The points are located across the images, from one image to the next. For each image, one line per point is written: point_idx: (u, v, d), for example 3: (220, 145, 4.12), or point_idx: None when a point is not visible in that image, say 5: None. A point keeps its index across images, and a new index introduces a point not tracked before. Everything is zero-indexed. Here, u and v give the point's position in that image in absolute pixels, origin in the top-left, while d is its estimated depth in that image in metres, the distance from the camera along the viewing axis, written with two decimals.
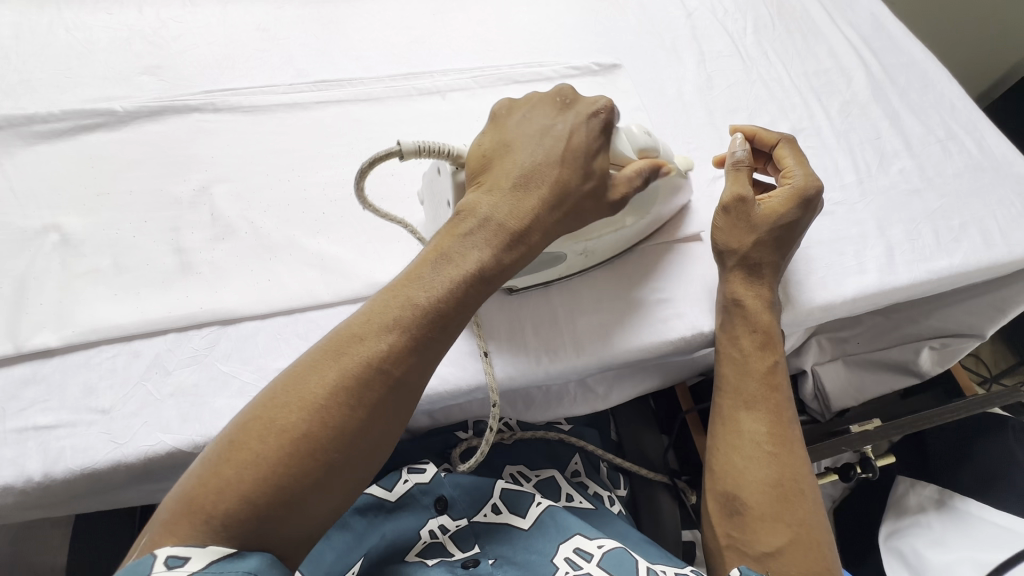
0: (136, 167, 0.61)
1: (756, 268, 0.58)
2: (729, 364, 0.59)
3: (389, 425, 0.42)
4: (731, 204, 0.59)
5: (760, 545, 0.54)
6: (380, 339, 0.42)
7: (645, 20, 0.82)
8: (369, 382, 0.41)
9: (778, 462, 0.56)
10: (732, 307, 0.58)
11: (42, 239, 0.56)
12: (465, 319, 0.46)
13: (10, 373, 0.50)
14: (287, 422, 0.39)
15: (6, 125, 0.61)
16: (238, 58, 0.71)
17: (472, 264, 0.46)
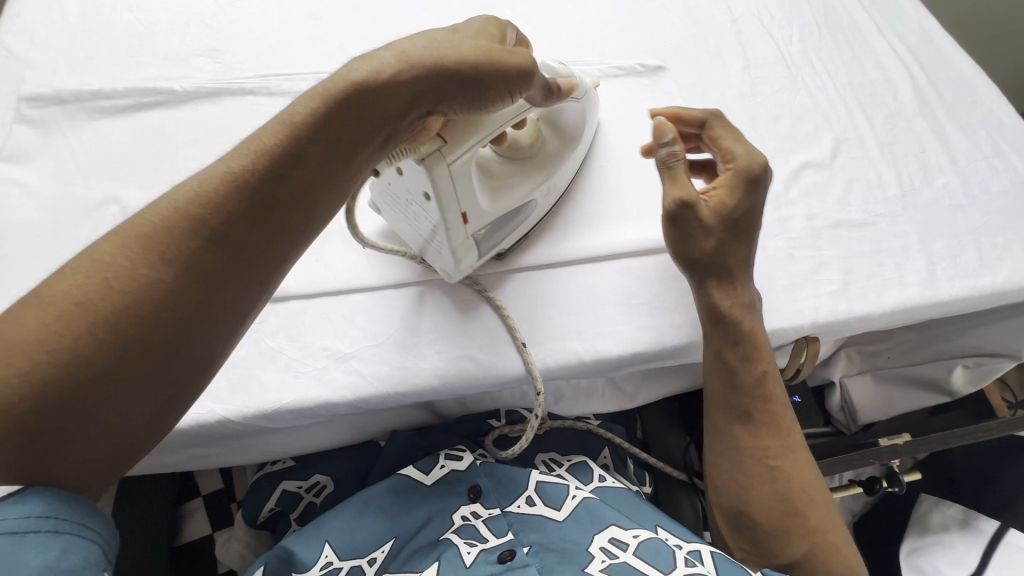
0: (192, 146, 0.63)
1: (732, 268, 0.57)
2: (715, 381, 0.58)
3: (212, 292, 0.39)
4: (674, 209, 0.55)
5: (779, 556, 0.55)
6: (191, 208, 0.39)
7: (690, 23, 0.82)
8: (177, 248, 0.38)
9: (778, 470, 0.56)
10: (716, 317, 0.56)
11: (103, 210, 0.58)
12: (307, 183, 0.42)
13: None
14: (67, 291, 0.36)
15: (74, 100, 0.63)
16: (292, 44, 0.72)
17: (307, 121, 0.42)
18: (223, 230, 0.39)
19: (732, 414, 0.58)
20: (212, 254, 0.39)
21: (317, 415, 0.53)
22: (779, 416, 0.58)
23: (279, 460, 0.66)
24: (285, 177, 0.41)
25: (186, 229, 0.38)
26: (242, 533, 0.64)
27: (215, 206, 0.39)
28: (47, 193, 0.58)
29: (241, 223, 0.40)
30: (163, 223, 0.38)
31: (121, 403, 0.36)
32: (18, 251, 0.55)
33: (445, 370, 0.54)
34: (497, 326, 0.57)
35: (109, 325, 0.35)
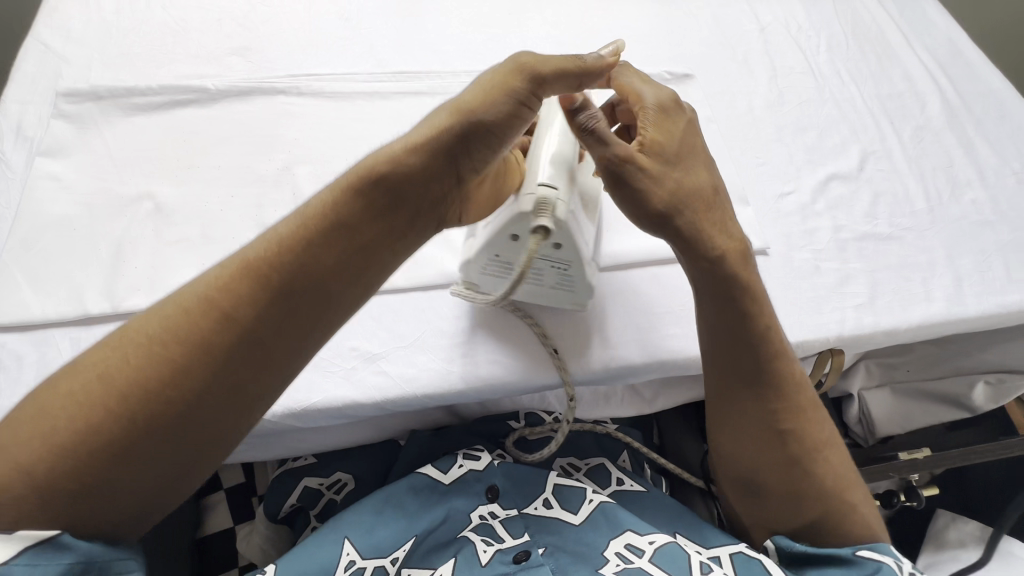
0: (224, 145, 0.64)
1: (712, 211, 0.52)
2: (715, 349, 0.54)
3: (217, 381, 0.40)
4: (614, 166, 0.47)
5: (791, 520, 0.54)
6: (216, 294, 0.41)
7: (717, 32, 0.82)
8: (197, 330, 0.40)
9: (789, 435, 0.54)
10: (714, 270, 0.52)
11: (138, 206, 0.59)
12: (323, 266, 0.43)
13: (104, 331, 0.53)
14: (101, 367, 0.38)
15: (109, 96, 0.64)
16: (322, 45, 0.73)
17: (329, 210, 0.44)
18: (241, 316, 0.40)
19: (735, 381, 0.54)
20: (229, 337, 0.40)
21: (345, 416, 0.53)
22: (786, 378, 0.54)
23: (300, 456, 0.66)
24: (305, 265, 0.42)
25: (204, 313, 0.40)
26: (262, 527, 0.65)
27: (236, 295, 0.41)
28: (82, 188, 0.59)
29: (253, 307, 0.41)
30: (190, 307, 0.40)
31: (135, 481, 0.38)
32: (54, 245, 0.56)
33: (476, 375, 0.55)
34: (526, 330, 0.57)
35: (122, 409, 0.37)
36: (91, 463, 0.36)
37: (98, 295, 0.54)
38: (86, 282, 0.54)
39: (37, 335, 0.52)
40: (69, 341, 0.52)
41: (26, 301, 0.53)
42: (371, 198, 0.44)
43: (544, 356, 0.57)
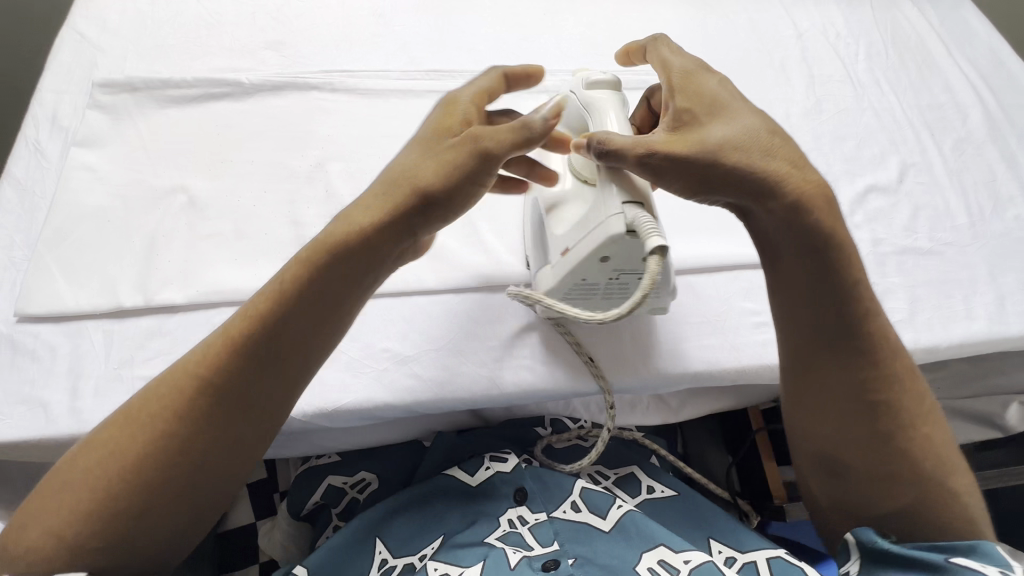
0: (257, 140, 0.63)
1: (779, 153, 0.45)
2: (786, 311, 0.50)
3: (216, 443, 0.42)
4: (647, 156, 0.43)
5: (877, 505, 0.48)
6: (199, 362, 0.43)
7: (754, 37, 0.80)
8: (184, 399, 0.42)
9: (880, 407, 0.48)
10: (788, 222, 0.45)
11: (171, 199, 0.59)
12: (294, 332, 0.44)
13: (137, 324, 0.53)
14: (110, 436, 0.42)
15: (144, 88, 0.64)
16: (356, 41, 0.72)
17: (293, 273, 0.43)
18: (222, 383, 0.42)
19: (813, 346, 0.49)
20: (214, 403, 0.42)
21: (376, 417, 0.53)
22: (878, 342, 0.48)
23: (325, 454, 0.66)
24: (277, 331, 0.43)
25: (188, 383, 0.42)
26: (284, 525, 0.65)
27: (213, 365, 0.42)
28: (117, 179, 0.59)
29: (235, 374, 0.43)
30: (177, 378, 0.42)
31: (148, 533, 0.41)
32: (88, 237, 0.56)
33: (508, 383, 0.54)
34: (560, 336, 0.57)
35: (137, 480, 0.40)
36: (106, 520, 0.40)
37: (131, 288, 0.54)
38: (121, 274, 0.54)
39: (71, 327, 0.52)
40: (102, 334, 0.52)
41: (60, 292, 0.53)
42: (329, 267, 0.43)
43: (577, 365, 0.56)
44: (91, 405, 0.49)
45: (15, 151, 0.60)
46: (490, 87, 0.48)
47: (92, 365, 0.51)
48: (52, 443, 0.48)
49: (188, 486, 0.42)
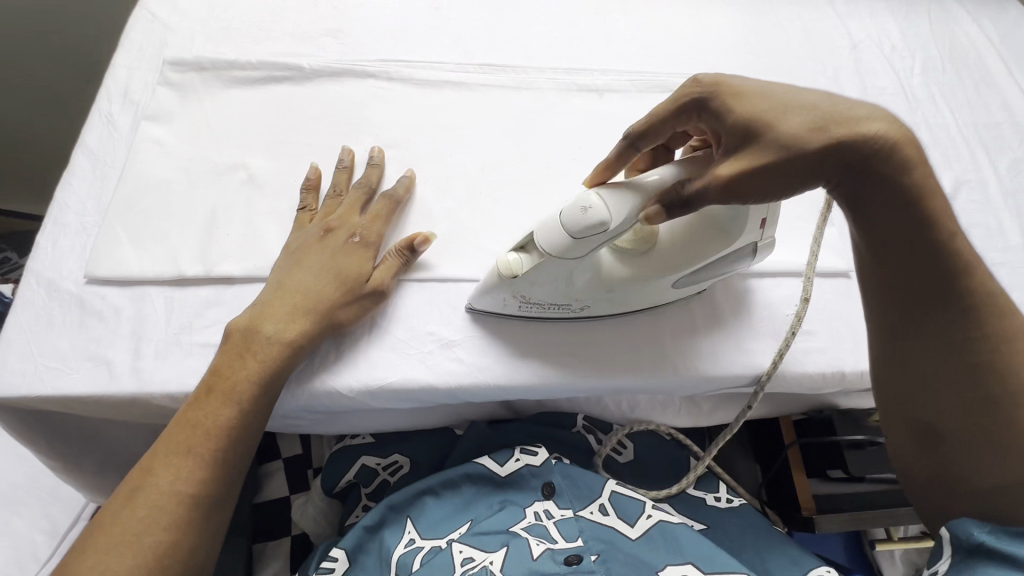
0: (314, 123, 0.65)
1: (858, 112, 0.42)
2: (881, 278, 0.48)
3: (206, 538, 0.47)
4: (730, 178, 0.41)
5: (986, 476, 0.46)
6: (175, 468, 0.46)
7: (807, 46, 0.80)
8: (168, 502, 0.45)
9: (983, 370, 0.46)
10: (880, 177, 0.42)
11: (231, 175, 0.61)
12: (262, 421, 0.50)
13: (197, 293, 0.55)
14: (95, 556, 0.42)
15: (211, 68, 0.66)
16: (412, 32, 0.74)
17: (250, 377, 0.49)
18: (206, 481, 0.47)
19: (910, 310, 0.47)
20: (200, 498, 0.46)
21: (419, 399, 0.54)
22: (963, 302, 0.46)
23: (359, 434, 0.66)
24: (246, 430, 0.49)
25: (172, 498, 0.45)
26: (318, 500, 0.67)
27: (195, 477, 0.46)
28: (182, 153, 0.62)
29: (214, 471, 0.47)
30: (157, 486, 0.45)
31: None
32: (153, 207, 0.58)
33: (549, 373, 0.55)
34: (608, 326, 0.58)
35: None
36: None
37: (193, 258, 0.56)
38: (183, 244, 0.56)
39: (135, 291, 0.55)
40: (164, 299, 0.54)
41: (125, 257, 0.55)
42: (280, 373, 0.50)
43: (617, 360, 0.57)
44: (153, 365, 0.51)
45: (90, 122, 0.63)
46: (382, 226, 0.57)
47: (154, 329, 0.53)
48: (115, 400, 0.50)
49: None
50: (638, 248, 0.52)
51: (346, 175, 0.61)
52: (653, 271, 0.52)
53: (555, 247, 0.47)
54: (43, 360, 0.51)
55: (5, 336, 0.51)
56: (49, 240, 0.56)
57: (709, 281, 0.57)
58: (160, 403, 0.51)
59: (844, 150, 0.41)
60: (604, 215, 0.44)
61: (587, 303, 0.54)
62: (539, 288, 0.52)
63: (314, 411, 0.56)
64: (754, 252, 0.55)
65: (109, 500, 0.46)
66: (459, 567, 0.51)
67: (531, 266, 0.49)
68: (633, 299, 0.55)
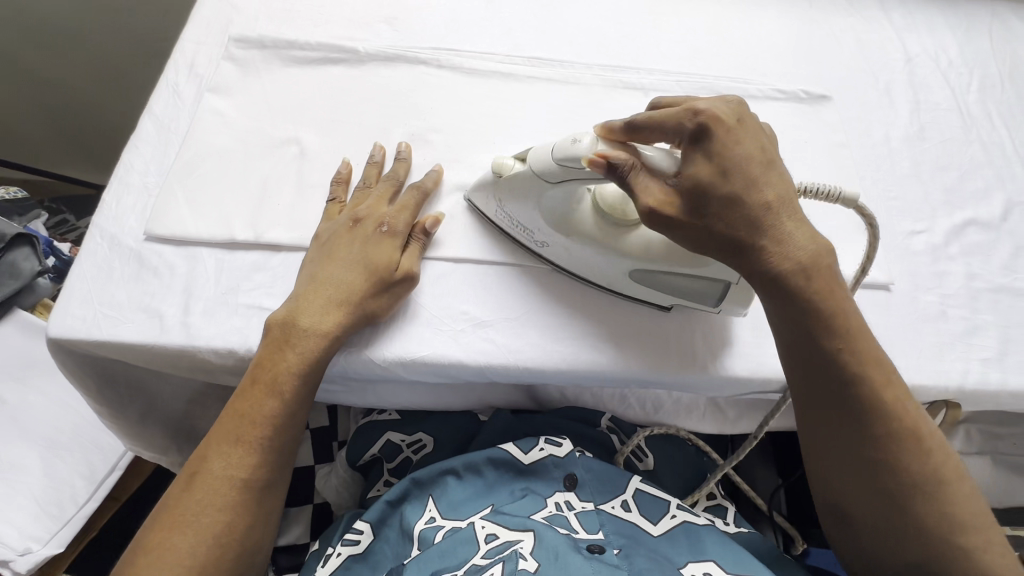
0: (365, 104, 0.67)
1: (775, 225, 0.47)
2: (791, 371, 0.51)
3: (256, 521, 0.49)
4: (653, 209, 0.47)
5: (895, 557, 0.48)
6: (229, 455, 0.48)
7: (859, 57, 0.79)
8: (225, 487, 0.48)
9: (880, 462, 0.47)
10: (780, 275, 0.47)
11: (285, 149, 0.63)
12: (303, 408, 0.52)
13: (246, 257, 0.58)
14: (163, 537, 0.45)
15: (272, 47, 0.69)
16: (464, 23, 0.76)
17: (288, 370, 0.50)
18: (256, 468, 0.49)
19: (817, 404, 0.49)
20: (252, 483, 0.49)
21: (450, 374, 0.56)
22: (863, 390, 0.48)
23: (385, 411, 0.69)
24: (290, 418, 0.51)
25: (229, 484, 0.48)
26: (342, 471, 0.70)
27: (247, 463, 0.49)
28: (240, 125, 0.64)
29: (262, 457, 0.50)
30: (213, 473, 0.48)
31: None
32: (211, 173, 0.61)
33: (577, 360, 0.56)
34: (609, 332, 0.58)
35: (200, 567, 0.45)
36: None
37: (245, 224, 0.58)
38: (236, 210, 0.59)
39: (189, 250, 0.58)
40: (214, 260, 0.57)
41: (182, 218, 0.58)
42: (318, 365, 0.52)
43: (648, 357, 0.57)
44: (201, 321, 0.54)
45: (157, 91, 0.67)
46: (409, 216, 0.57)
47: (204, 287, 0.56)
48: (164, 350, 0.53)
49: (241, 564, 0.48)
50: (611, 221, 0.54)
51: (378, 169, 0.61)
52: (608, 244, 0.54)
53: (541, 166, 0.51)
54: (101, 307, 0.54)
55: (69, 282, 0.55)
56: (114, 197, 0.60)
57: (674, 302, 0.57)
58: (204, 357, 0.53)
59: (744, 249, 0.47)
60: (588, 149, 0.48)
61: (547, 242, 0.57)
62: (515, 202, 0.55)
63: (350, 378, 0.58)
64: (720, 301, 0.56)
65: (171, 485, 0.49)
66: (483, 544, 0.51)
67: (518, 174, 0.54)
68: (586, 266, 0.57)
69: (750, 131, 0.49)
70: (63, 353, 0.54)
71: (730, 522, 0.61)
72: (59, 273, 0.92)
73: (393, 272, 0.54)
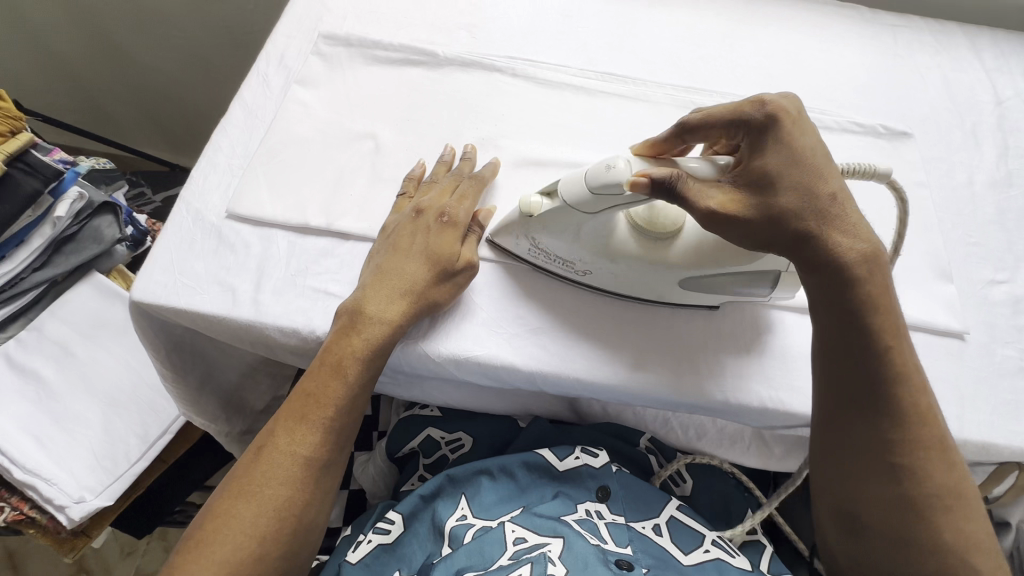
0: (439, 106, 0.69)
1: (840, 219, 0.47)
2: (826, 371, 0.49)
3: (314, 500, 0.51)
4: (718, 211, 0.46)
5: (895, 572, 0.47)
6: (294, 433, 0.50)
7: (945, 96, 0.76)
8: (289, 462, 0.50)
9: (900, 470, 0.47)
10: (838, 275, 0.47)
11: (361, 143, 0.66)
12: (365, 392, 0.54)
13: (315, 241, 0.60)
14: (232, 505, 0.48)
15: (358, 46, 0.72)
16: (541, 35, 0.77)
17: (357, 356, 0.52)
18: (317, 448, 0.51)
19: (846, 406, 0.48)
20: (312, 463, 0.50)
21: (505, 376, 0.56)
22: (899, 399, 0.47)
23: (427, 407, 0.71)
24: (352, 401, 0.53)
25: (292, 458, 0.50)
26: (379, 460, 0.71)
27: (311, 442, 0.51)
28: (322, 117, 0.68)
29: (323, 438, 0.51)
30: (278, 448, 0.50)
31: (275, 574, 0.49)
32: (291, 159, 0.64)
33: (629, 374, 0.56)
34: (678, 330, 0.58)
35: (262, 537, 0.47)
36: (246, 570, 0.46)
37: (318, 210, 0.61)
38: (312, 196, 0.62)
39: (264, 231, 0.60)
40: (287, 242, 0.60)
41: (261, 200, 0.61)
42: (382, 351, 0.53)
43: (698, 379, 0.56)
44: (271, 299, 0.56)
45: (248, 79, 0.71)
46: (468, 206, 0.59)
47: (275, 267, 0.58)
48: (233, 323, 0.56)
49: (297, 540, 0.50)
50: (653, 236, 0.53)
51: (446, 168, 0.63)
52: (660, 258, 0.53)
53: (575, 197, 0.50)
54: (181, 277, 0.57)
55: (154, 251, 0.58)
56: (200, 175, 0.63)
57: (723, 300, 0.58)
58: (269, 334, 0.56)
59: (810, 246, 0.46)
60: (626, 173, 0.48)
61: (590, 269, 0.56)
62: (553, 237, 0.54)
63: (401, 369, 0.60)
64: (774, 282, 0.55)
65: (243, 456, 0.51)
66: (511, 546, 0.50)
67: (548, 210, 0.53)
68: (633, 283, 0.56)
69: (811, 124, 0.49)
70: (141, 316, 0.57)
71: (766, 567, 0.59)
72: (136, 242, 0.97)
73: (454, 268, 0.55)
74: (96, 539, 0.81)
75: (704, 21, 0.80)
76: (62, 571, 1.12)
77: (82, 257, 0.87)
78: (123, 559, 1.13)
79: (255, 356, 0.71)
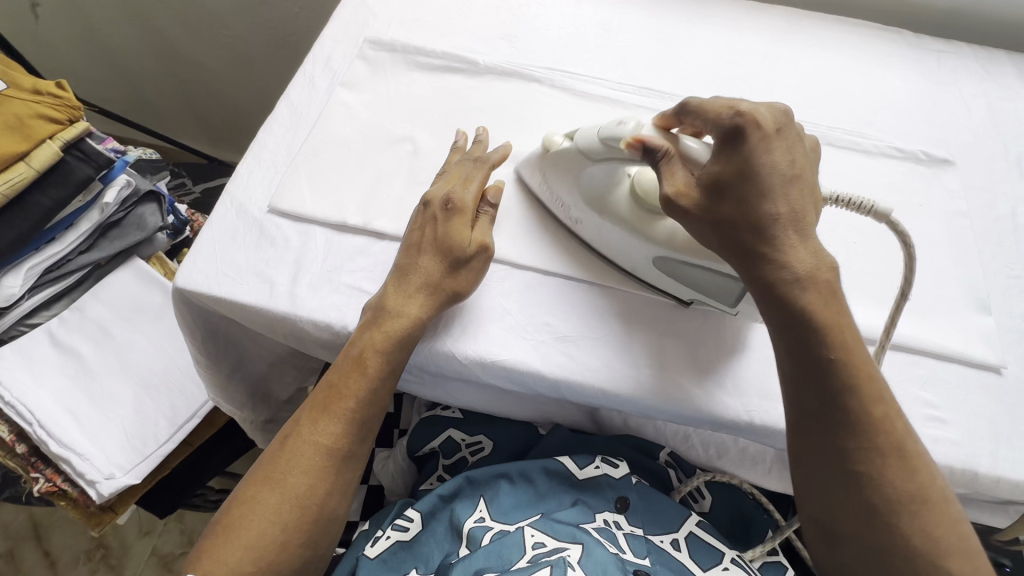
0: (476, 112, 0.71)
1: (781, 232, 0.48)
2: (787, 379, 0.49)
3: (336, 491, 0.52)
4: (671, 195, 0.50)
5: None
6: (318, 425, 0.52)
7: (989, 124, 0.75)
8: (313, 453, 0.51)
9: (863, 479, 0.46)
10: (784, 284, 0.47)
11: (400, 146, 0.68)
12: (388, 386, 0.54)
13: (352, 240, 0.62)
14: (258, 492, 0.50)
15: (402, 52, 0.74)
16: (580, 47, 0.78)
17: (377, 350, 0.53)
18: (339, 440, 0.52)
19: (799, 415, 0.48)
20: (336, 454, 0.52)
21: (525, 379, 0.57)
22: (860, 408, 0.46)
23: (449, 408, 0.71)
24: (374, 394, 0.54)
25: (315, 448, 0.51)
26: (399, 459, 0.73)
27: (334, 433, 0.52)
28: (364, 119, 0.70)
29: (344, 429, 0.52)
30: (301, 439, 0.51)
31: (300, 560, 0.50)
32: (332, 159, 0.66)
33: (646, 384, 0.56)
34: (675, 340, 0.58)
35: (285, 523, 0.49)
36: (273, 556, 0.48)
37: (356, 210, 0.63)
38: (350, 196, 0.64)
39: (304, 226, 0.62)
40: (324, 238, 0.62)
41: (302, 197, 0.63)
42: (404, 344, 0.54)
43: (719, 392, 0.56)
44: (307, 294, 0.58)
45: (295, 80, 0.73)
46: (475, 188, 0.59)
47: (313, 262, 0.60)
48: (270, 314, 0.57)
49: (321, 530, 0.51)
50: (646, 208, 0.55)
51: (459, 153, 0.65)
52: (640, 228, 0.55)
53: (585, 142, 0.57)
54: (223, 266, 0.59)
55: (198, 240, 0.61)
56: (246, 170, 0.66)
57: (694, 297, 0.58)
58: (304, 327, 0.58)
59: (748, 256, 0.49)
60: (630, 132, 0.53)
61: (579, 218, 0.59)
62: (559, 176, 0.60)
63: (428, 368, 0.61)
64: (737, 301, 0.56)
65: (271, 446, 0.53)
66: (530, 549, 0.50)
67: (563, 149, 0.60)
68: (615, 249, 0.58)
69: (786, 142, 0.50)
70: (183, 303, 0.59)
71: None
72: (176, 231, 1.01)
73: (466, 258, 0.56)
74: (121, 517, 0.84)
75: (744, 39, 0.80)
76: (82, 545, 1.15)
77: (126, 243, 0.91)
78: (141, 538, 1.16)
79: (285, 348, 0.73)
